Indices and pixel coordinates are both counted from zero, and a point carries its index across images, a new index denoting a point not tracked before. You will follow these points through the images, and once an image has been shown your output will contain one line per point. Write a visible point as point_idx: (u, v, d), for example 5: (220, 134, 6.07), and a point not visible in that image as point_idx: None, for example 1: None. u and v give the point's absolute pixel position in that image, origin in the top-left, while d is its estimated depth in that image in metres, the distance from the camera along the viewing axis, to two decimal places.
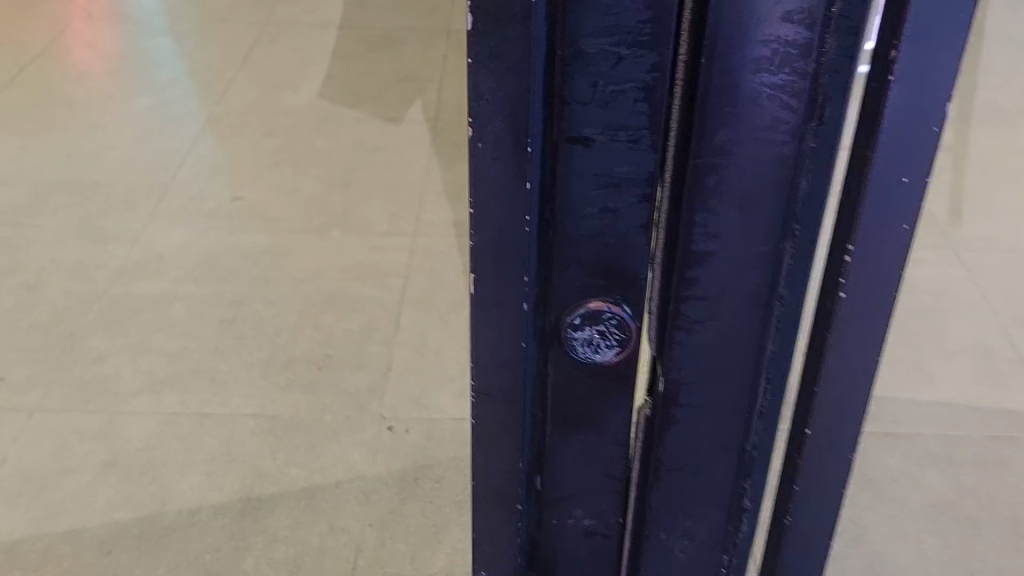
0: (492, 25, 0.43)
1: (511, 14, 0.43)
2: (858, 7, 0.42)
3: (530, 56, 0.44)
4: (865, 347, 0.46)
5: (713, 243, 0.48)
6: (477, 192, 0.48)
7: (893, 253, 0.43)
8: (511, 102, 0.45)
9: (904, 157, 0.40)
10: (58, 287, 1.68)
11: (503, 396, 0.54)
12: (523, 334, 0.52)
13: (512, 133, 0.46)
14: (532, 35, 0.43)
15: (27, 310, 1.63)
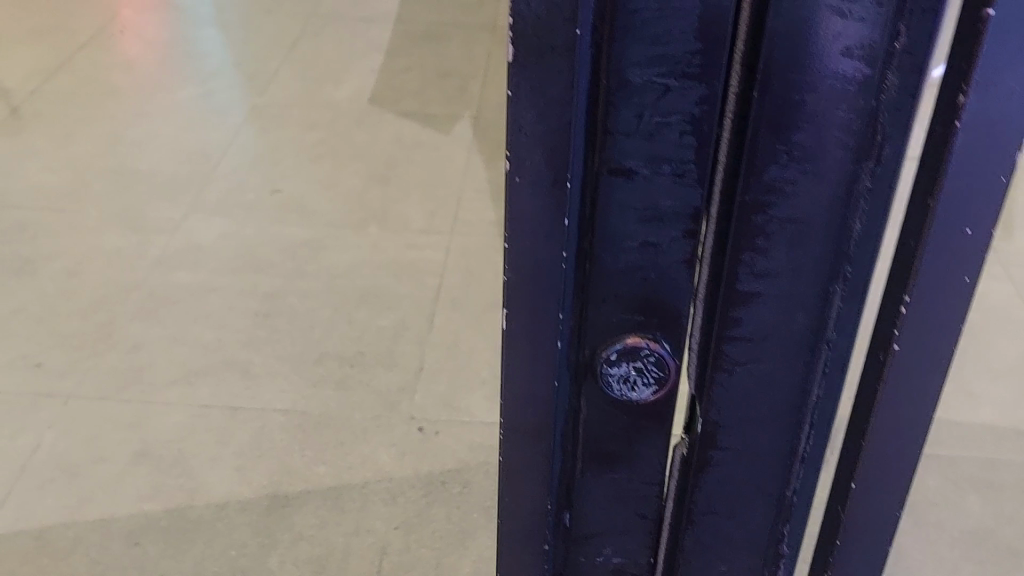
0: (533, 58, 0.41)
1: (553, 44, 0.41)
2: (923, 44, 0.40)
3: (573, 87, 0.42)
4: (918, 399, 0.44)
5: (759, 283, 0.46)
6: (512, 226, 0.46)
7: (952, 305, 0.41)
8: (551, 135, 0.43)
9: (968, 207, 0.38)
10: (97, 273, 1.67)
11: (534, 431, 0.52)
12: (556, 370, 0.50)
13: (551, 165, 0.44)
14: (576, 67, 0.41)
15: (66, 296, 1.62)
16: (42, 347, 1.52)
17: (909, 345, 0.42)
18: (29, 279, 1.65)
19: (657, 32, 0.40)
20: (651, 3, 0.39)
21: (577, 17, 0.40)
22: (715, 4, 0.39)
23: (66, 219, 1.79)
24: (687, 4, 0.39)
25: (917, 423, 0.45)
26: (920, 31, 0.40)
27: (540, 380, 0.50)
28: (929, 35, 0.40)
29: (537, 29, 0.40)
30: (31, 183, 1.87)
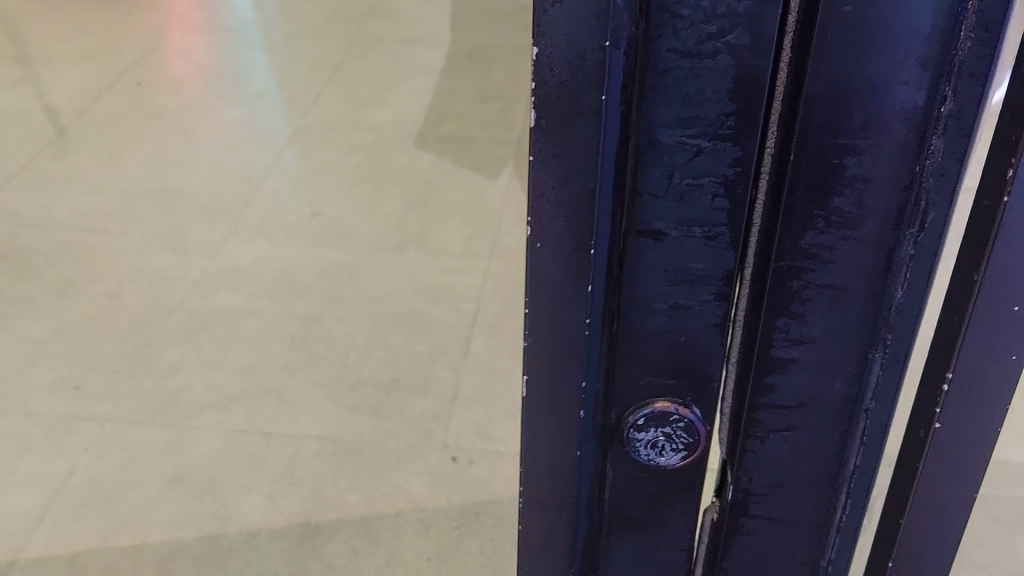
0: (557, 121, 0.40)
1: (578, 108, 0.39)
2: (971, 107, 0.38)
3: (598, 152, 0.40)
4: (959, 476, 0.42)
5: (795, 350, 0.44)
6: (534, 292, 0.45)
7: (997, 383, 0.39)
8: (575, 201, 0.42)
9: (1017, 286, 0.36)
10: (137, 296, 1.69)
11: (549, 498, 0.50)
12: (580, 436, 0.48)
13: (574, 232, 0.43)
14: (601, 132, 0.40)
15: (106, 318, 1.64)
16: (81, 368, 1.54)
17: (953, 424, 0.40)
18: (72, 300, 1.68)
19: (689, 92, 0.39)
20: (683, 64, 0.38)
21: (604, 79, 0.38)
22: (751, 64, 0.38)
23: (108, 241, 1.81)
24: (721, 63, 0.38)
25: (961, 502, 0.43)
26: (968, 94, 0.38)
27: (563, 448, 0.49)
28: (978, 99, 0.38)
29: (560, 94, 0.39)
30: (76, 205, 1.90)
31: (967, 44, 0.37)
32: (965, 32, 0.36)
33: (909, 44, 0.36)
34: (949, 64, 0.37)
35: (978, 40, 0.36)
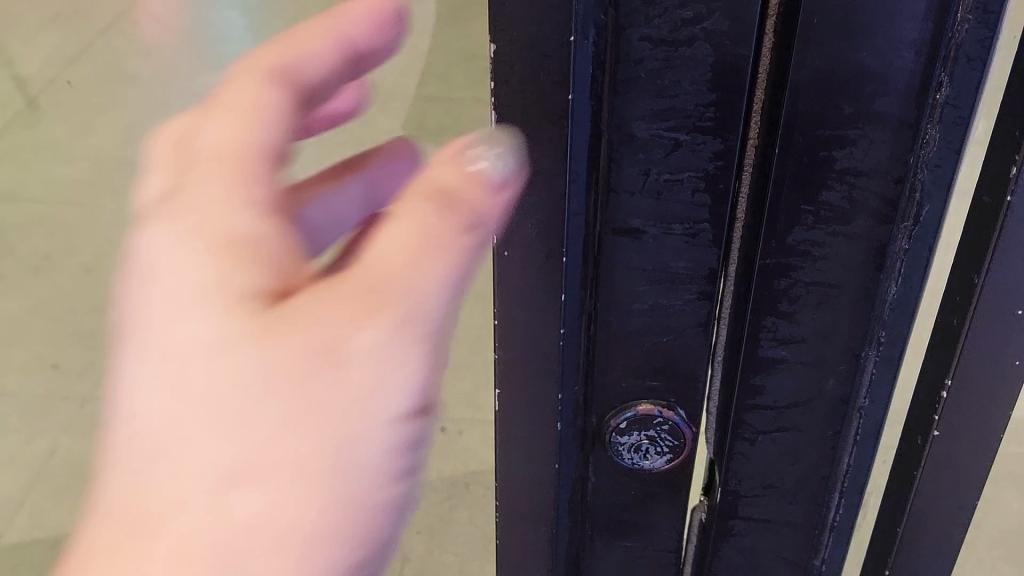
0: (519, 125, 0.38)
1: (541, 110, 0.37)
2: (968, 96, 0.35)
3: (564, 158, 0.38)
4: (963, 476, 0.44)
5: (783, 350, 0.42)
6: (504, 302, 0.43)
7: (1001, 388, 0.41)
8: (543, 208, 0.40)
9: (1018, 292, 0.38)
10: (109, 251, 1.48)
11: (534, 511, 0.50)
12: (560, 443, 0.47)
13: (542, 239, 0.41)
14: (570, 137, 0.38)
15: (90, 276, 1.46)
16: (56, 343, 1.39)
17: (952, 428, 0.42)
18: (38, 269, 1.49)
19: (665, 83, 0.36)
20: (657, 53, 0.35)
21: (571, 73, 0.36)
22: (731, 52, 0.35)
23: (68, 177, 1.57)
24: (699, 51, 0.35)
25: (960, 504, 0.45)
26: (965, 81, 0.35)
27: (540, 456, 0.47)
28: (975, 84, 0.35)
29: (523, 94, 0.37)
30: None
31: (965, 28, 0.34)
32: (964, 15, 0.33)
33: (900, 27, 0.33)
34: (945, 48, 0.34)
35: (976, 23, 0.33)
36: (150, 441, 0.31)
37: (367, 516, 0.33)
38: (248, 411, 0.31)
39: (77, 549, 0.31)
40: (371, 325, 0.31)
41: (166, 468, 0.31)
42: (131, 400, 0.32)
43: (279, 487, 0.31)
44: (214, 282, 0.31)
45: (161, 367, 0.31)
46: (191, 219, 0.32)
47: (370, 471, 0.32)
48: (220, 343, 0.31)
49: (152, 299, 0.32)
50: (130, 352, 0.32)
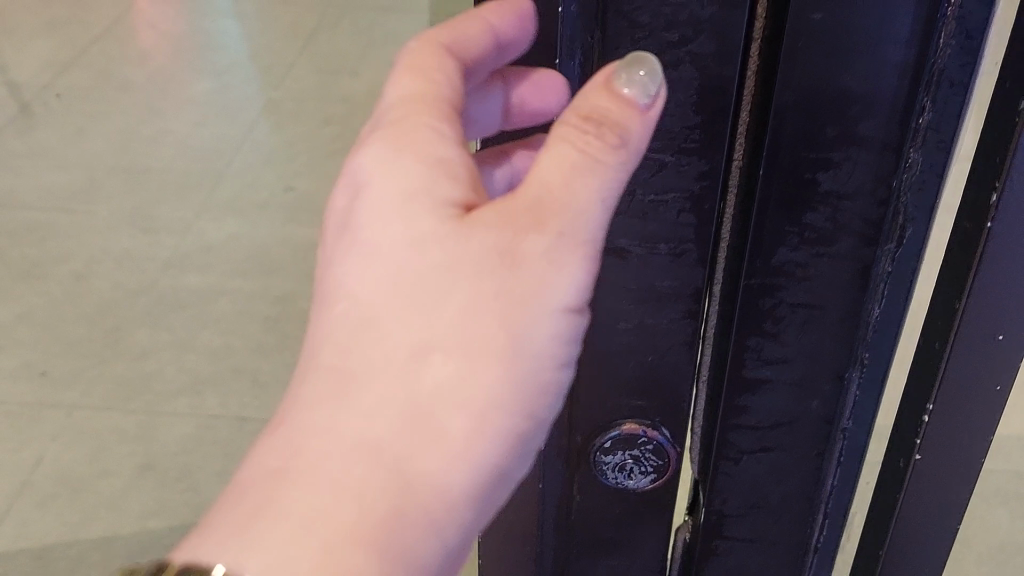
0: None
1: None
2: (951, 121, 0.35)
3: None
4: (943, 502, 0.43)
5: (767, 370, 0.42)
6: None
7: (982, 411, 0.40)
8: None
9: (998, 317, 0.37)
10: (101, 259, 1.38)
11: (518, 533, 0.49)
12: (543, 469, 0.45)
13: None
14: None
15: (85, 282, 1.36)
16: (39, 349, 1.28)
17: (933, 452, 0.41)
18: (22, 271, 1.37)
19: None
20: None
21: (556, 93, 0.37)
22: (717, 74, 0.35)
23: (58, 184, 1.49)
24: (684, 74, 0.35)
25: (941, 529, 0.44)
26: (947, 105, 0.35)
27: (522, 480, 0.46)
28: (958, 110, 0.35)
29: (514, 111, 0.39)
30: None
31: (947, 53, 0.34)
32: (946, 40, 0.33)
33: (885, 52, 0.33)
34: (928, 73, 0.34)
35: (960, 48, 0.34)
36: (350, 321, 0.33)
37: (533, 403, 0.34)
38: (436, 296, 0.32)
39: (277, 419, 0.33)
40: (546, 224, 0.32)
41: (364, 344, 0.32)
42: (334, 288, 0.34)
43: (460, 366, 0.32)
44: (411, 186, 0.33)
45: (363, 256, 0.33)
46: (388, 136, 0.34)
47: (537, 361, 0.33)
48: (414, 237, 0.33)
49: (356, 200, 0.34)
50: (336, 247, 0.35)
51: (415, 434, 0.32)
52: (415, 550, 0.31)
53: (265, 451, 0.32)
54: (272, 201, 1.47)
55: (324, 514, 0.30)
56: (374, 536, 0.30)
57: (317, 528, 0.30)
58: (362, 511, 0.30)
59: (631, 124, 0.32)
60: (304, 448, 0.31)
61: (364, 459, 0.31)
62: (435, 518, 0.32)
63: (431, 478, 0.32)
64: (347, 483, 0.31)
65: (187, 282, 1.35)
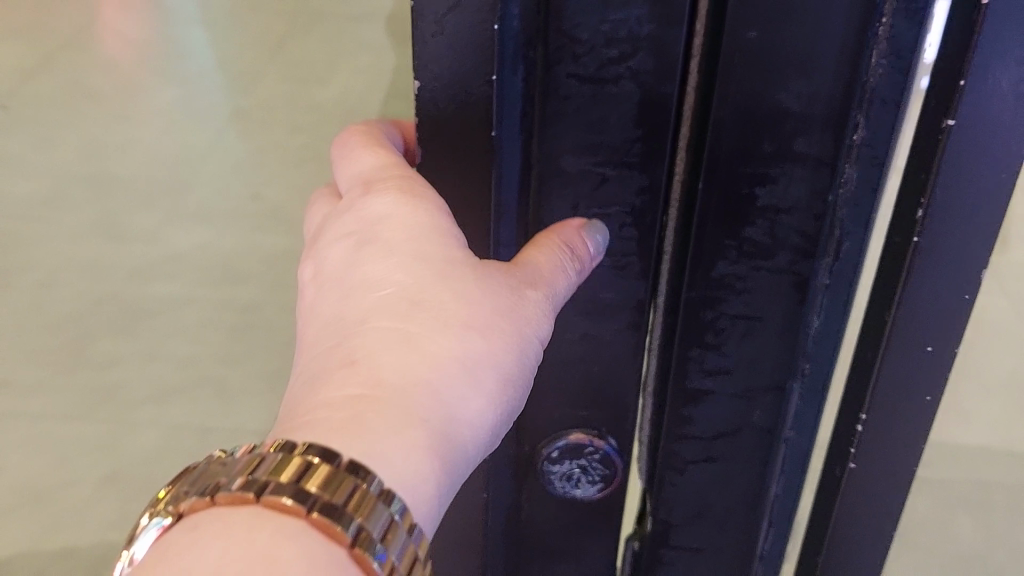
0: (444, 161, 0.39)
1: (466, 142, 0.38)
2: (884, 137, 0.36)
3: (490, 190, 0.39)
4: (879, 511, 0.44)
5: (711, 382, 0.42)
6: None
7: (914, 421, 0.41)
8: (474, 238, 0.41)
9: (926, 329, 0.38)
10: (63, 268, 1.37)
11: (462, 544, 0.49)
12: (488, 481, 0.46)
13: None
14: (496, 169, 0.38)
15: (47, 290, 1.34)
16: None
17: (867, 462, 0.42)
18: None
19: (592, 119, 0.37)
20: (584, 89, 0.36)
21: (494, 110, 0.36)
22: (656, 90, 0.36)
23: (22, 191, 1.47)
24: (625, 89, 0.36)
25: (877, 537, 0.45)
26: (881, 122, 0.36)
27: (469, 491, 0.46)
28: (890, 126, 0.36)
29: (447, 128, 0.37)
30: None
31: (879, 71, 0.35)
32: (878, 59, 0.34)
33: (819, 70, 0.34)
34: (860, 91, 0.35)
35: (890, 67, 0.34)
36: (401, 301, 0.36)
37: (520, 400, 0.38)
38: (472, 291, 0.37)
39: (328, 371, 0.35)
40: (538, 286, 0.37)
41: (418, 316, 0.36)
42: (376, 279, 0.37)
43: (491, 344, 0.37)
44: (438, 227, 0.37)
45: (407, 257, 0.37)
46: (414, 195, 0.38)
47: (530, 365, 0.38)
48: (450, 255, 0.37)
49: (387, 225, 0.38)
50: (371, 253, 0.38)
51: (464, 386, 0.36)
52: (451, 477, 0.35)
53: (330, 389, 0.35)
54: (238, 210, 1.46)
55: (402, 430, 0.33)
56: (435, 455, 0.34)
57: (398, 438, 0.33)
58: (427, 432, 0.34)
59: (580, 240, 0.38)
60: (378, 377, 0.34)
61: (427, 396, 0.35)
62: (465, 456, 0.36)
63: (471, 424, 0.36)
64: (417, 410, 0.34)
65: (151, 291, 1.34)
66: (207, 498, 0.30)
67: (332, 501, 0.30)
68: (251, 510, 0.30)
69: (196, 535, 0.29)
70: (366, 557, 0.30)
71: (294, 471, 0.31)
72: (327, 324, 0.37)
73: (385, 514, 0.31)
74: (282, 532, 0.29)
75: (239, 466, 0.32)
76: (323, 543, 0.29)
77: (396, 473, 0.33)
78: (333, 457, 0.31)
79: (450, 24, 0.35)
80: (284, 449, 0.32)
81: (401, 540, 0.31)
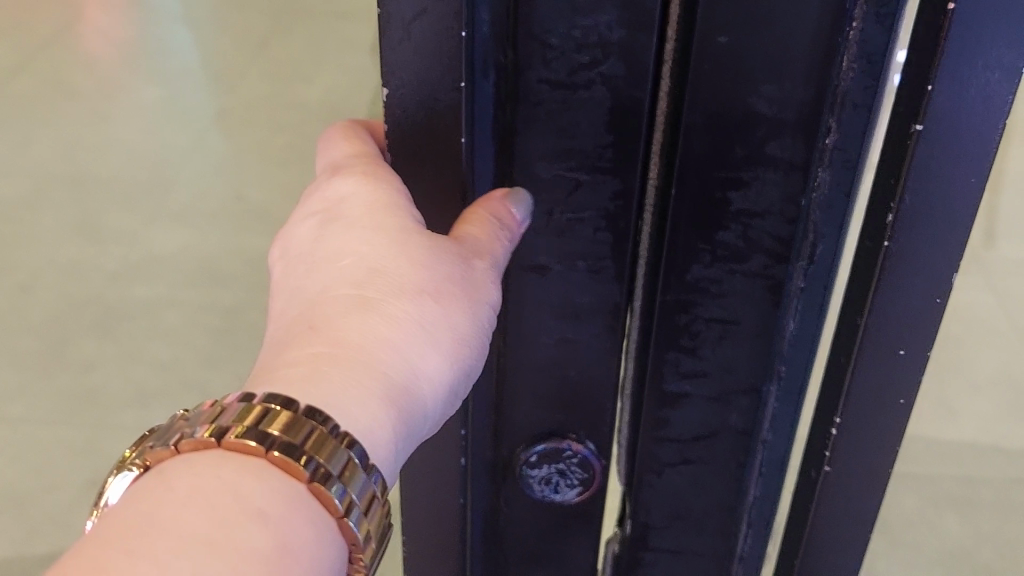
0: (417, 167, 0.38)
1: (437, 148, 0.37)
2: (856, 140, 0.36)
3: (462, 197, 0.39)
4: (855, 515, 0.44)
5: (686, 383, 0.42)
6: None
7: (888, 424, 0.41)
8: None
9: (898, 332, 0.38)
10: (46, 270, 1.36)
11: (440, 549, 0.49)
12: (463, 486, 0.46)
13: None
14: (470, 175, 0.38)
15: (31, 293, 1.33)
16: None
17: (842, 465, 0.42)
18: None
19: (563, 124, 0.36)
20: (555, 95, 0.36)
21: (462, 115, 0.36)
22: (627, 95, 0.35)
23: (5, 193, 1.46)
24: (595, 94, 0.36)
25: (855, 540, 0.45)
26: (852, 125, 0.36)
27: (447, 494, 0.47)
28: (862, 130, 0.36)
29: (418, 135, 0.37)
30: None
31: (850, 75, 0.35)
32: (849, 63, 0.34)
33: (789, 74, 0.34)
34: (831, 95, 0.35)
35: (861, 71, 0.34)
36: (360, 268, 0.37)
37: (479, 364, 0.38)
38: (426, 257, 0.36)
39: (290, 335, 0.36)
40: (483, 256, 0.37)
41: (375, 283, 0.36)
42: (338, 251, 0.38)
43: (446, 308, 0.36)
44: (393, 202, 0.38)
45: (363, 232, 0.37)
46: (375, 175, 0.39)
47: (489, 328, 0.38)
48: (404, 226, 0.37)
49: (349, 205, 0.38)
50: (335, 227, 0.38)
51: (421, 343, 0.36)
52: (409, 430, 0.35)
53: (292, 348, 0.35)
54: (223, 211, 1.45)
55: (360, 382, 0.34)
56: (392, 406, 0.34)
57: (355, 387, 0.34)
58: (384, 384, 0.34)
59: (506, 211, 0.37)
60: (337, 336, 0.35)
61: (387, 352, 0.35)
62: (424, 412, 0.36)
63: (430, 382, 0.36)
64: (374, 363, 0.34)
65: (135, 294, 1.34)
66: (172, 446, 0.32)
67: (290, 441, 0.31)
68: (215, 453, 0.31)
69: (162, 478, 0.30)
70: (326, 492, 0.31)
71: (254, 415, 0.32)
72: (291, 297, 0.38)
73: (344, 455, 0.32)
74: (245, 470, 0.31)
75: (202, 413, 0.33)
76: (284, 480, 0.31)
77: (353, 419, 0.33)
78: (291, 403, 0.32)
79: (417, 30, 0.35)
80: (245, 395, 0.33)
81: (360, 480, 0.32)
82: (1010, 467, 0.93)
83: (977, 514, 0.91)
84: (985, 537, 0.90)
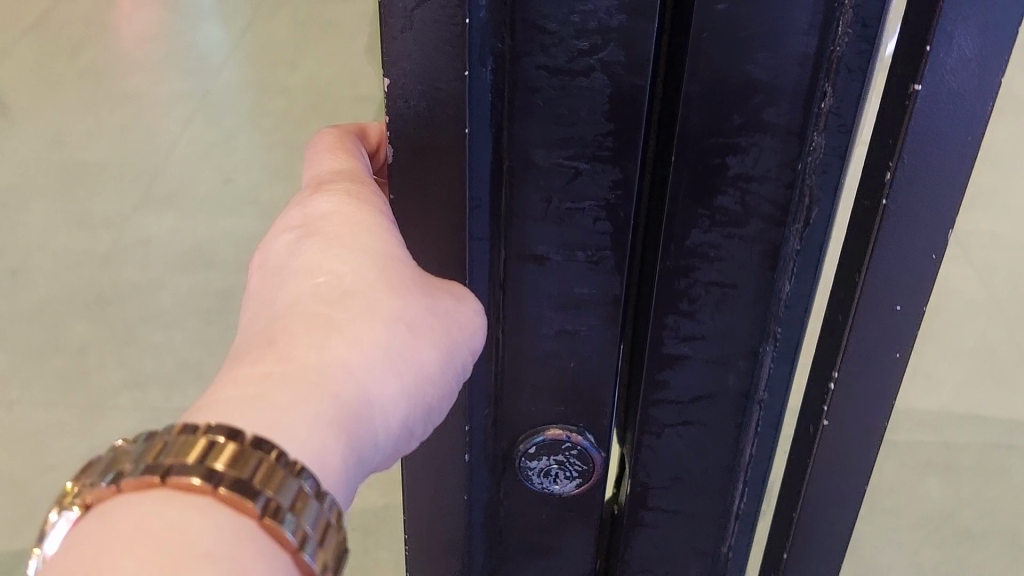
0: (416, 160, 0.39)
1: (436, 141, 0.38)
2: (850, 105, 0.37)
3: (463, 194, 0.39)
4: (851, 467, 0.45)
5: (686, 346, 0.43)
6: None
7: (884, 378, 0.42)
8: (443, 247, 0.41)
9: (895, 288, 0.39)
10: (35, 258, 1.35)
11: (442, 542, 0.50)
12: (469, 483, 0.47)
13: (448, 269, 0.41)
14: (465, 166, 0.38)
15: (20, 282, 1.33)
16: None
17: (840, 418, 0.43)
18: None
19: (562, 112, 0.37)
20: (554, 80, 0.36)
21: (465, 106, 0.37)
22: (627, 80, 0.36)
23: None
24: (594, 82, 0.36)
25: (850, 492, 0.46)
26: (847, 91, 0.37)
27: (452, 491, 0.48)
28: (857, 95, 0.37)
29: (419, 128, 0.38)
30: None
31: (846, 40, 0.35)
32: (844, 28, 0.35)
33: (786, 42, 0.35)
34: (827, 60, 0.36)
35: (857, 36, 0.35)
36: (333, 290, 0.39)
37: (443, 402, 0.40)
38: (405, 287, 0.38)
39: (251, 349, 0.37)
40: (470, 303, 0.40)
41: (346, 301, 0.38)
42: (313, 267, 0.40)
43: (416, 337, 0.38)
44: (376, 225, 0.40)
45: (345, 247, 0.40)
46: (358, 196, 0.42)
47: (458, 365, 0.40)
48: (388, 250, 0.39)
49: (333, 220, 0.41)
50: (316, 242, 0.40)
51: (382, 371, 0.37)
52: (360, 457, 0.36)
53: (248, 365, 0.36)
54: (211, 195, 1.45)
55: (310, 402, 0.34)
56: (342, 430, 0.35)
57: (301, 407, 0.34)
58: (335, 407, 0.35)
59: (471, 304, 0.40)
60: (290, 357, 0.36)
61: (342, 373, 0.36)
62: (375, 439, 0.36)
63: (384, 411, 0.37)
64: (328, 385, 0.35)
65: (126, 279, 1.33)
66: (114, 485, 0.30)
67: (238, 476, 0.30)
68: (160, 493, 0.30)
69: (105, 524, 0.29)
70: (277, 526, 0.30)
71: (199, 449, 0.31)
72: (260, 311, 0.40)
73: (294, 484, 0.31)
74: (189, 511, 0.29)
75: (143, 448, 0.31)
76: (231, 517, 0.30)
77: (301, 442, 0.33)
78: (237, 434, 0.31)
79: (419, 19, 0.35)
80: (188, 427, 0.32)
81: (313, 508, 0.32)
82: (985, 432, 1.05)
83: (957, 478, 1.05)
84: (964, 504, 1.04)
